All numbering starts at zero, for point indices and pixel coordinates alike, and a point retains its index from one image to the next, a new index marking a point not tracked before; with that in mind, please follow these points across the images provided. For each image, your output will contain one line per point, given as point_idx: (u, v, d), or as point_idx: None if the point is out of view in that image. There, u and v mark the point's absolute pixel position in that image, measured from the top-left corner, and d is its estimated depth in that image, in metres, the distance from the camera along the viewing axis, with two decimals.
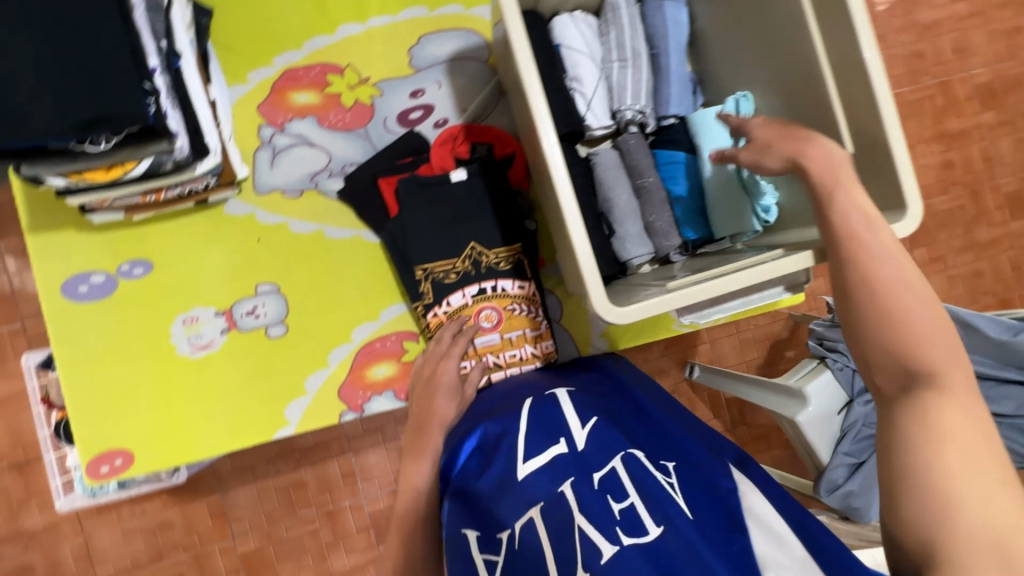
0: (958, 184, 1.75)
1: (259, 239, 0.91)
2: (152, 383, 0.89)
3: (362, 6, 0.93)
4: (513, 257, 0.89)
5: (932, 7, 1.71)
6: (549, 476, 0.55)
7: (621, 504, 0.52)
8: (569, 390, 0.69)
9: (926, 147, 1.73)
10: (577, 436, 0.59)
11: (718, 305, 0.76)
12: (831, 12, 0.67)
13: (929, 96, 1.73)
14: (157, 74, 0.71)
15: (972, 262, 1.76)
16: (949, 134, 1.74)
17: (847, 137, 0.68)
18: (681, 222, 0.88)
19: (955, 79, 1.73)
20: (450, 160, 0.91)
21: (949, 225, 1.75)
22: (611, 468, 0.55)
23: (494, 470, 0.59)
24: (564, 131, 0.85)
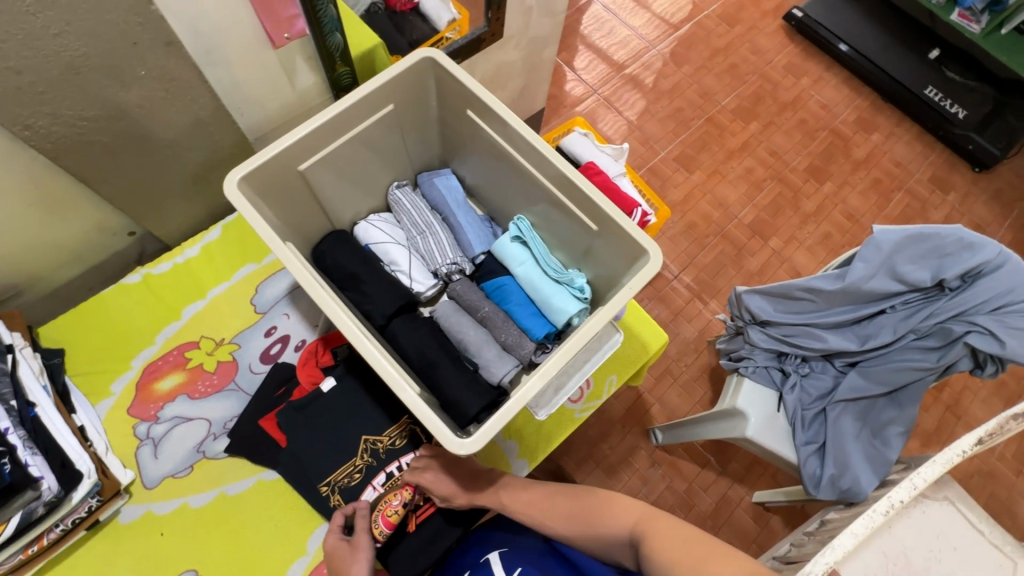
0: (766, 180, 2.06)
1: (162, 532, 0.91)
2: None
3: (197, 285, 1.06)
4: (406, 430, 0.95)
5: (667, 78, 2.17)
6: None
7: None
8: (499, 552, 0.85)
9: (725, 166, 2.07)
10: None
11: (562, 387, 0.84)
12: (527, 150, 0.88)
13: (703, 133, 2.11)
14: (11, 432, 0.77)
15: (815, 229, 2.00)
16: (735, 150, 2.09)
17: (590, 221, 0.88)
18: (527, 329, 0.99)
19: (714, 114, 2.14)
20: (318, 372, 1.00)
21: (780, 211, 2.02)
22: None
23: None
24: (398, 306, 0.98)
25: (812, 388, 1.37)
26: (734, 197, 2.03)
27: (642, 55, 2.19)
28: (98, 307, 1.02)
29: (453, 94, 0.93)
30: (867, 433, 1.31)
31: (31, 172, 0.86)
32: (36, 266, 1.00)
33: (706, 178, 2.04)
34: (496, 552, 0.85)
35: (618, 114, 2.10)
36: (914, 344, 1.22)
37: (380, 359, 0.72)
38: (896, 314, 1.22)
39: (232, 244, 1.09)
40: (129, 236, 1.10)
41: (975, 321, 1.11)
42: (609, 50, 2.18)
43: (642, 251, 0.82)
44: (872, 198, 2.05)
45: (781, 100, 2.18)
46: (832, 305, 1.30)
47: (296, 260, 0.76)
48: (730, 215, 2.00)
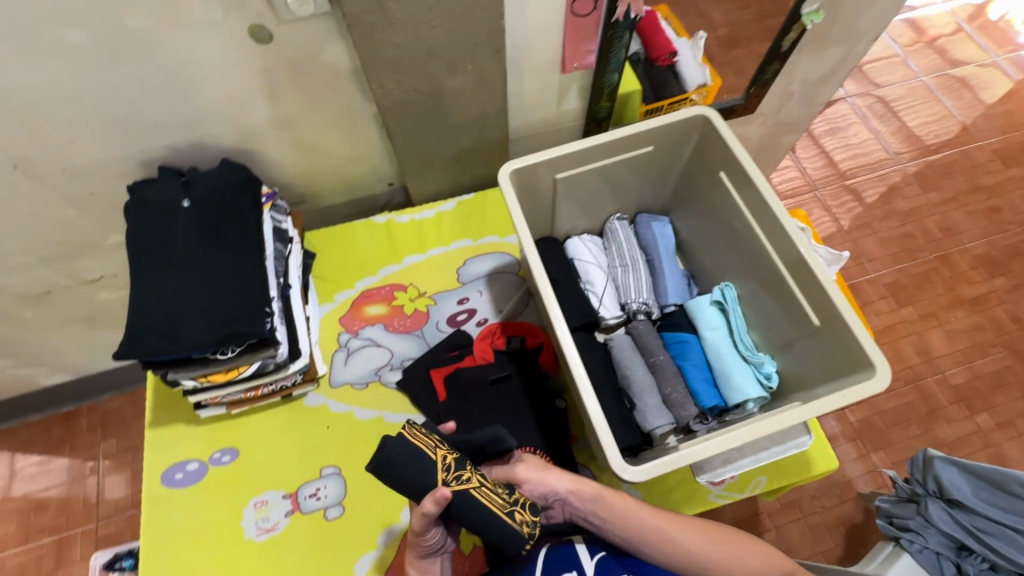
0: (996, 346, 1.74)
1: (328, 426, 1.07)
2: (216, 568, 0.95)
3: (423, 242, 1.24)
4: (546, 434, 1.00)
5: (907, 198, 1.93)
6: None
7: None
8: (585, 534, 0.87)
9: (948, 314, 1.78)
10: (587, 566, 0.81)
11: (730, 464, 0.83)
12: (771, 224, 0.89)
13: (932, 271, 1.84)
14: (275, 300, 0.99)
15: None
16: (966, 300, 1.80)
17: (813, 314, 0.85)
18: (695, 393, 0.97)
19: (952, 253, 1.85)
20: (490, 352, 1.09)
21: (1004, 387, 1.68)
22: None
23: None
24: (581, 322, 1.02)
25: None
26: (948, 351, 1.74)
27: (880, 167, 1.97)
28: (350, 232, 1.25)
29: (712, 155, 0.98)
30: None
31: (359, 118, 1.10)
32: (323, 186, 1.26)
33: (918, 318, 1.77)
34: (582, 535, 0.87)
35: (833, 217, 1.90)
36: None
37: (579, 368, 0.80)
38: None
39: (461, 218, 1.26)
40: (388, 185, 1.33)
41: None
42: (847, 148, 2.00)
43: (862, 366, 0.77)
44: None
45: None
46: None
47: (540, 266, 0.87)
48: (935, 368, 1.71)
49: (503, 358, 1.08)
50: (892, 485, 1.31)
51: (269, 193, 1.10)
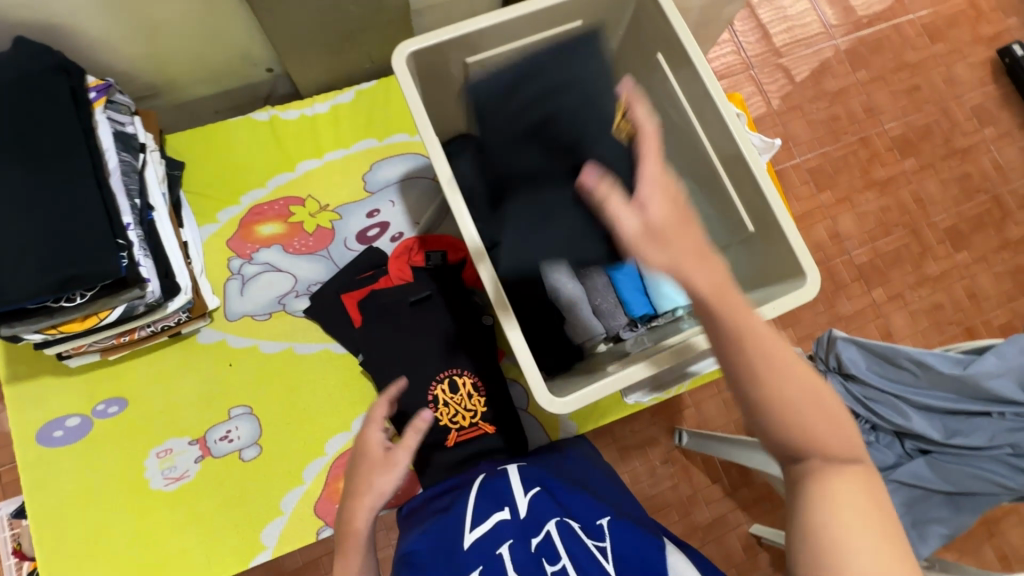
0: (897, 225, 1.68)
1: (230, 363, 0.95)
2: (126, 522, 0.88)
3: (319, 145, 1.05)
4: (474, 354, 0.95)
5: (835, 76, 1.74)
6: (494, 540, 0.66)
7: (555, 566, 0.63)
8: (519, 466, 0.78)
9: (861, 197, 1.69)
10: (519, 504, 0.70)
11: (654, 378, 0.87)
12: (708, 116, 0.79)
13: (852, 152, 1.72)
14: (131, 229, 0.79)
15: (927, 294, 1.64)
16: (877, 182, 1.70)
17: (747, 219, 0.80)
18: (625, 302, 0.94)
19: (871, 135, 1.73)
20: (407, 270, 0.98)
21: (899, 264, 1.66)
22: (546, 533, 0.66)
23: (448, 529, 0.68)
24: (571, 168, 0.88)
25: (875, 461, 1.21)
26: (857, 234, 1.67)
27: (815, 42, 1.75)
28: (225, 135, 1.02)
29: (650, 35, 0.84)
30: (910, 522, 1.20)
31: None
32: (178, 74, 1.00)
33: (835, 202, 1.68)
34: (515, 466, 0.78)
35: (765, 98, 1.72)
36: (1001, 457, 1.17)
37: (501, 297, 0.71)
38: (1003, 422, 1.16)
39: (362, 113, 1.06)
40: (267, 72, 1.08)
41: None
42: (779, 17, 1.75)
43: (794, 273, 0.73)
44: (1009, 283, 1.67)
45: (951, 143, 1.74)
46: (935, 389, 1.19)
47: (449, 172, 0.74)
48: (843, 250, 1.66)
49: (424, 276, 0.97)
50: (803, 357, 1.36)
51: (101, 85, 0.83)
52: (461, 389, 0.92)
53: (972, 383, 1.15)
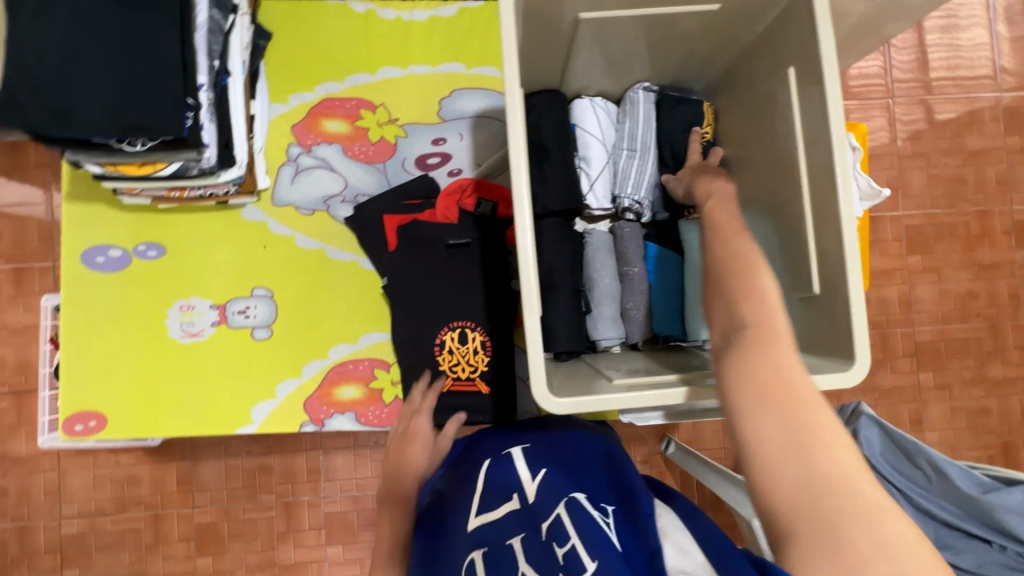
0: (978, 315, 1.53)
1: (264, 245, 0.97)
2: (140, 357, 0.95)
3: (406, 55, 1.00)
4: (492, 315, 0.94)
5: (982, 133, 1.52)
6: (499, 533, 0.60)
7: (564, 548, 0.53)
8: (524, 448, 0.73)
9: (952, 273, 1.53)
10: (527, 491, 0.65)
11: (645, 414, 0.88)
12: (818, 150, 0.67)
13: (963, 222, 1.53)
14: (203, 90, 0.79)
15: (978, 395, 1.52)
16: (977, 264, 1.53)
17: (816, 279, 0.69)
18: (655, 316, 0.89)
19: (993, 211, 1.53)
20: (454, 211, 0.96)
21: (961, 355, 1.52)
22: (555, 516, 0.57)
23: (455, 518, 0.68)
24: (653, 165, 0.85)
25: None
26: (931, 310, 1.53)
27: (975, 87, 1.52)
28: (319, 17, 0.99)
29: (790, 38, 0.72)
30: None
31: None
32: None
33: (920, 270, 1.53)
34: (520, 449, 0.73)
35: (891, 135, 1.52)
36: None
37: (531, 279, 0.63)
38: (1001, 556, 1.07)
39: (458, 34, 1.01)
40: None
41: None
42: (946, 50, 1.52)
43: (844, 355, 0.65)
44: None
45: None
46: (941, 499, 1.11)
47: (522, 134, 0.65)
48: (908, 321, 1.52)
49: (468, 222, 0.96)
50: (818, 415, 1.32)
51: None
52: (470, 342, 0.93)
53: (985, 509, 1.06)
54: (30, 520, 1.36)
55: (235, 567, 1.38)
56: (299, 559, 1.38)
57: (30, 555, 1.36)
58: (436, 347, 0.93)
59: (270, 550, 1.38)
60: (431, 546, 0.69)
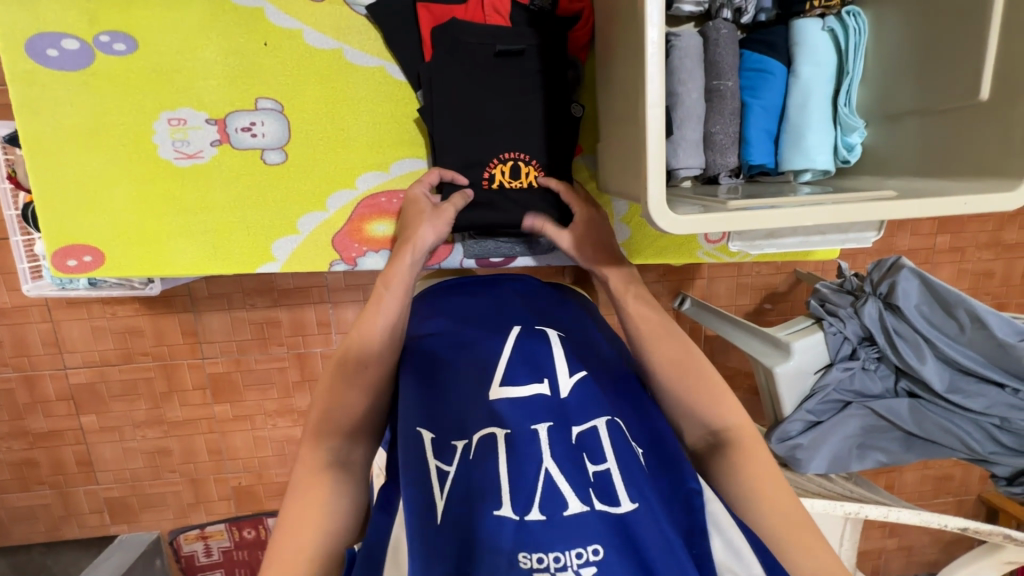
0: None
1: (265, 44, 0.77)
2: (130, 182, 0.79)
3: None
4: (551, 139, 0.80)
5: None
6: (525, 415, 0.52)
7: (597, 466, 0.49)
8: (559, 329, 0.63)
9: None
10: (560, 383, 0.55)
11: (774, 236, 0.71)
12: None
13: None
14: None
15: (987, 258, 1.35)
16: None
17: (985, 83, 0.57)
18: (746, 141, 0.76)
19: None
20: (506, 3, 0.77)
21: None
22: (592, 426, 0.51)
23: (470, 380, 0.55)
24: None
25: (858, 386, 0.99)
26: None
27: None
28: None
29: None
30: (856, 441, 1.00)
31: None
32: None
33: None
34: (556, 331, 0.62)
35: None
36: (985, 429, 0.96)
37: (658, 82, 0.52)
38: (1010, 398, 0.92)
39: None
40: None
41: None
42: None
43: (1009, 173, 0.55)
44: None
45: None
46: (961, 347, 0.94)
47: None
48: None
49: (522, 19, 0.77)
50: (840, 273, 1.08)
51: None
52: (522, 178, 0.79)
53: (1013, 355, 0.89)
54: (34, 370, 1.30)
55: (255, 413, 1.37)
56: None
57: (43, 403, 1.32)
58: (486, 186, 0.79)
59: (287, 398, 1.37)
60: (435, 393, 0.55)
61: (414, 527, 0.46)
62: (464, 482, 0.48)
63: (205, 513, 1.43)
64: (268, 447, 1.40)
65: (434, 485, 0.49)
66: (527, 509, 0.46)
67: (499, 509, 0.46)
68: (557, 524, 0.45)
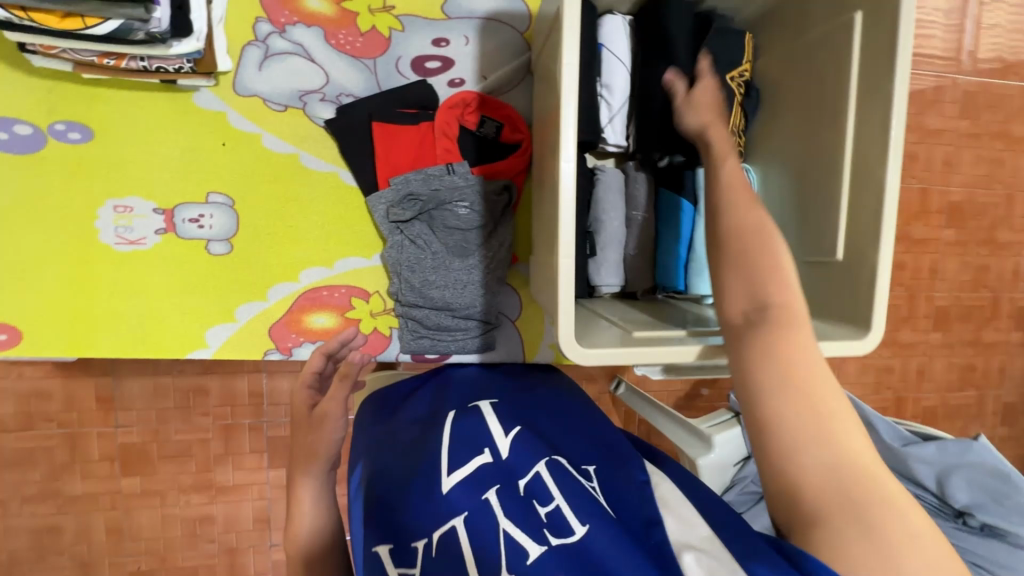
0: (979, 289, 1.53)
1: (223, 143, 0.82)
2: (63, 264, 0.79)
3: None
4: (495, 253, 0.86)
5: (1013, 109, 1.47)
6: (474, 488, 0.56)
7: (547, 507, 0.54)
8: (491, 404, 0.69)
9: (962, 251, 1.51)
10: (499, 446, 0.61)
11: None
12: (875, 109, 0.64)
13: (991, 203, 1.50)
14: None
15: (885, 355, 1.50)
16: (992, 242, 1.51)
17: (840, 240, 0.69)
18: (659, 266, 0.86)
19: (1018, 194, 1.51)
20: (454, 128, 0.85)
21: (966, 319, 1.53)
22: (534, 475, 0.57)
23: (417, 482, 0.57)
24: None
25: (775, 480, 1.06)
26: (947, 281, 1.51)
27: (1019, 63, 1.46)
28: None
29: None
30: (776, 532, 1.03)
31: None
32: None
33: (937, 241, 1.49)
34: (488, 403, 0.69)
35: (936, 94, 1.43)
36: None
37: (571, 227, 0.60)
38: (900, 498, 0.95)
39: None
40: None
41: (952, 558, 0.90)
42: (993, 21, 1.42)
43: (862, 322, 0.66)
44: (956, 375, 1.55)
45: (994, 231, 1.51)
46: None
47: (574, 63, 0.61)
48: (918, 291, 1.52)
49: (469, 143, 0.87)
50: None
51: None
52: (463, 310, 0.85)
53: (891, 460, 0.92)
54: None
55: (167, 488, 1.27)
56: (238, 481, 1.30)
57: None
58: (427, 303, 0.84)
59: (206, 472, 1.28)
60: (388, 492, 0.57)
61: None
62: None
63: None
64: (179, 526, 1.29)
65: None
66: None
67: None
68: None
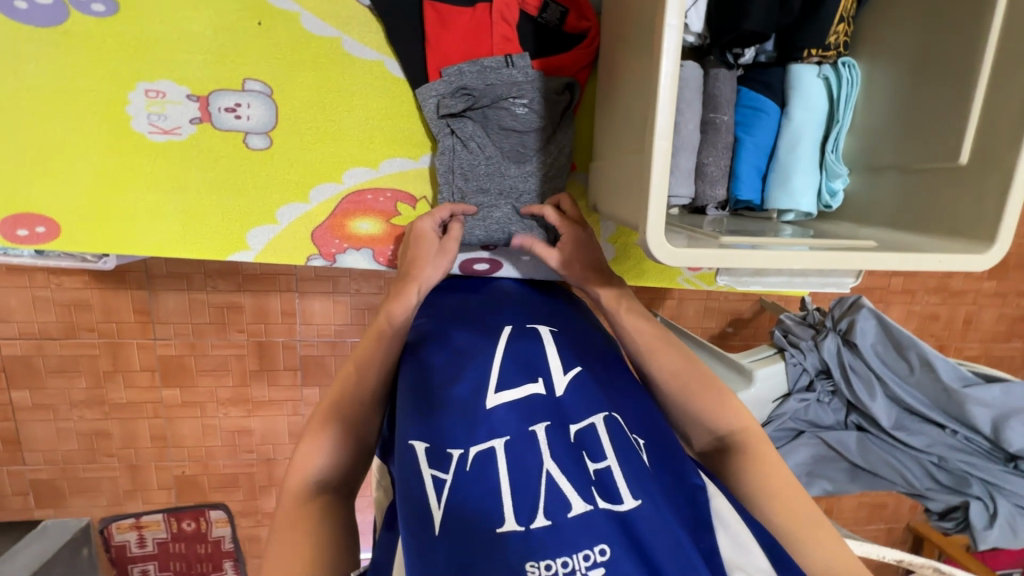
0: None
1: (258, 23, 0.74)
2: (97, 153, 0.74)
3: None
4: (553, 159, 0.79)
5: None
6: (523, 418, 0.51)
7: (597, 464, 0.49)
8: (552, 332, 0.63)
9: None
10: (556, 382, 0.56)
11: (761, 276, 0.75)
12: None
13: None
14: None
15: (936, 300, 1.41)
16: None
17: (967, 143, 0.60)
18: (736, 175, 0.77)
19: None
20: (514, 10, 0.75)
21: None
22: (590, 424, 0.52)
23: (458, 390, 0.54)
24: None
25: (813, 416, 0.97)
26: None
27: None
28: None
29: None
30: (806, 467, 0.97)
31: None
32: None
33: None
34: (548, 330, 0.63)
35: None
36: (924, 466, 0.92)
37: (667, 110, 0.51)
38: (952, 440, 0.90)
39: None
40: None
41: (998, 499, 0.87)
42: None
43: (977, 235, 0.59)
44: (1004, 325, 1.47)
45: None
46: (910, 391, 0.92)
47: None
48: None
49: (529, 30, 0.77)
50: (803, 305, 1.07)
51: None
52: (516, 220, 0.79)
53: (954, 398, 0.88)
54: None
55: (206, 400, 1.29)
56: (274, 396, 1.31)
57: None
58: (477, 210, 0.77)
59: (243, 386, 1.29)
60: (425, 401, 0.54)
61: (410, 537, 0.45)
62: (464, 492, 0.47)
63: (142, 502, 1.34)
64: (218, 436, 1.32)
65: (430, 494, 0.47)
66: (532, 518, 0.45)
67: (502, 524, 0.45)
68: (563, 528, 0.44)
